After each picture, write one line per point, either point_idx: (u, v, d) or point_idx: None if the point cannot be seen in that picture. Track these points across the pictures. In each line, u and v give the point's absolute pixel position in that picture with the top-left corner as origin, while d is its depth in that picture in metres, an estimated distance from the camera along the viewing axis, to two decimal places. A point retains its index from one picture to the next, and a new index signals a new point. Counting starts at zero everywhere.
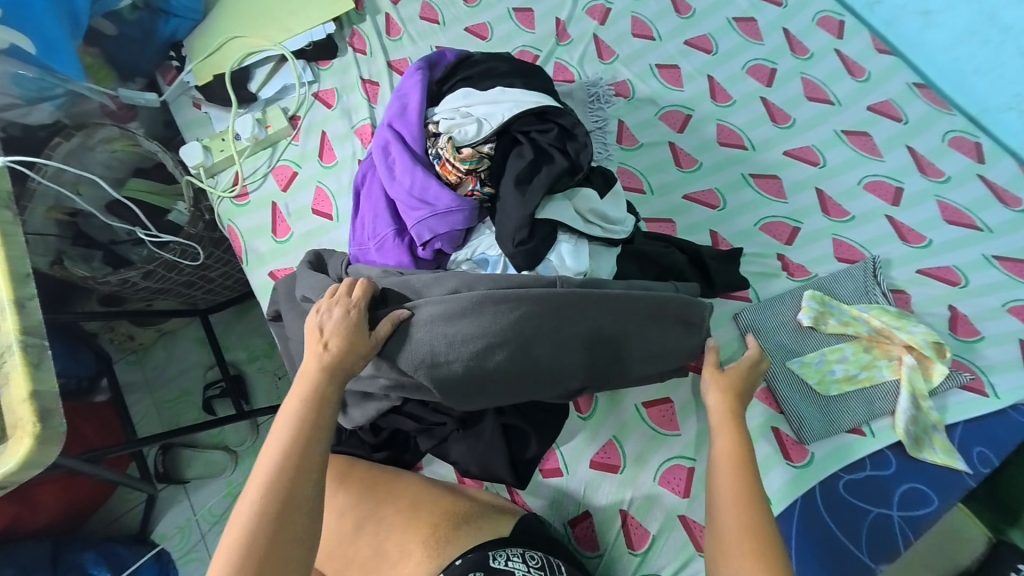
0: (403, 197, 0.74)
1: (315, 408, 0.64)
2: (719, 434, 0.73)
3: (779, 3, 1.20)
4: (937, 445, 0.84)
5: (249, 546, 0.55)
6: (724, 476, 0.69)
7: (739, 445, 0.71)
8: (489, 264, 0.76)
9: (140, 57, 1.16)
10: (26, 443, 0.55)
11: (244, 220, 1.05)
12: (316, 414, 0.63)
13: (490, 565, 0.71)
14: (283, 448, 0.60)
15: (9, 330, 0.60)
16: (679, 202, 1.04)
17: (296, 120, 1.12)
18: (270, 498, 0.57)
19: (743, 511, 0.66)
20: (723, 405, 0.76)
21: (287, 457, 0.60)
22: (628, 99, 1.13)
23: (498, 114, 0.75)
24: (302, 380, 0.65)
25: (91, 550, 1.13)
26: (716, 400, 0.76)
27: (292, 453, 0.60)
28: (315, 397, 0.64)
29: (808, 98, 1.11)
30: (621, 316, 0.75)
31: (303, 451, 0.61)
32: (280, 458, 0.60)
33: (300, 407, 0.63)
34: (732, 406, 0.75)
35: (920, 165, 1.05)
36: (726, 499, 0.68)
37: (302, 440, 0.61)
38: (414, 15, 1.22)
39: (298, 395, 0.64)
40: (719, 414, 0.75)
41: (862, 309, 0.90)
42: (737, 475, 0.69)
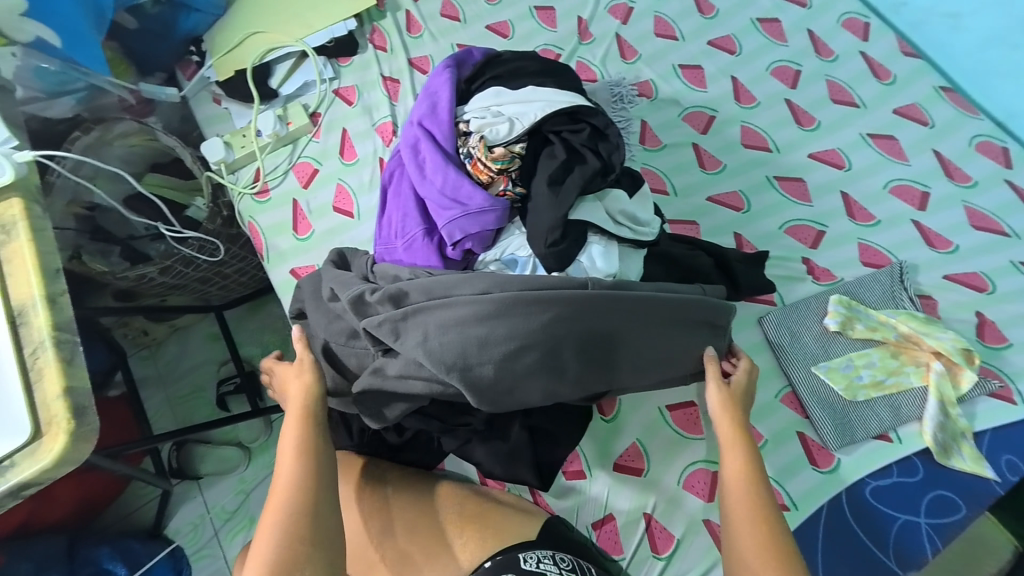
0: (434, 197, 0.73)
1: (311, 439, 0.71)
2: (727, 444, 0.73)
3: (804, 4, 1.19)
4: (965, 452, 0.83)
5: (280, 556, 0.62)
6: (735, 482, 0.69)
7: (747, 451, 0.71)
8: (518, 265, 0.75)
9: (160, 51, 1.15)
10: (62, 441, 0.55)
11: (264, 217, 1.04)
12: (315, 438, 0.71)
13: (521, 567, 0.70)
14: (291, 471, 0.68)
15: (42, 326, 0.59)
16: (703, 204, 1.03)
17: (317, 117, 1.12)
18: (289, 523, 0.64)
19: (757, 519, 0.66)
20: (727, 413, 0.74)
21: (296, 477, 0.68)
22: (651, 99, 1.12)
23: (530, 113, 0.74)
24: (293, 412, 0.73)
25: (106, 546, 1.12)
26: (720, 406, 0.75)
27: (300, 473, 0.68)
28: (306, 423, 0.72)
29: (833, 100, 1.10)
30: (652, 318, 0.74)
31: (310, 479, 0.68)
32: (286, 486, 0.67)
33: (296, 434, 0.71)
34: (733, 412, 0.74)
35: (947, 170, 1.04)
36: (742, 511, 0.67)
37: (307, 467, 0.69)
38: (435, 12, 1.21)
39: (294, 428, 0.72)
40: (724, 421, 0.74)
41: (889, 314, 0.90)
42: (750, 489, 0.68)
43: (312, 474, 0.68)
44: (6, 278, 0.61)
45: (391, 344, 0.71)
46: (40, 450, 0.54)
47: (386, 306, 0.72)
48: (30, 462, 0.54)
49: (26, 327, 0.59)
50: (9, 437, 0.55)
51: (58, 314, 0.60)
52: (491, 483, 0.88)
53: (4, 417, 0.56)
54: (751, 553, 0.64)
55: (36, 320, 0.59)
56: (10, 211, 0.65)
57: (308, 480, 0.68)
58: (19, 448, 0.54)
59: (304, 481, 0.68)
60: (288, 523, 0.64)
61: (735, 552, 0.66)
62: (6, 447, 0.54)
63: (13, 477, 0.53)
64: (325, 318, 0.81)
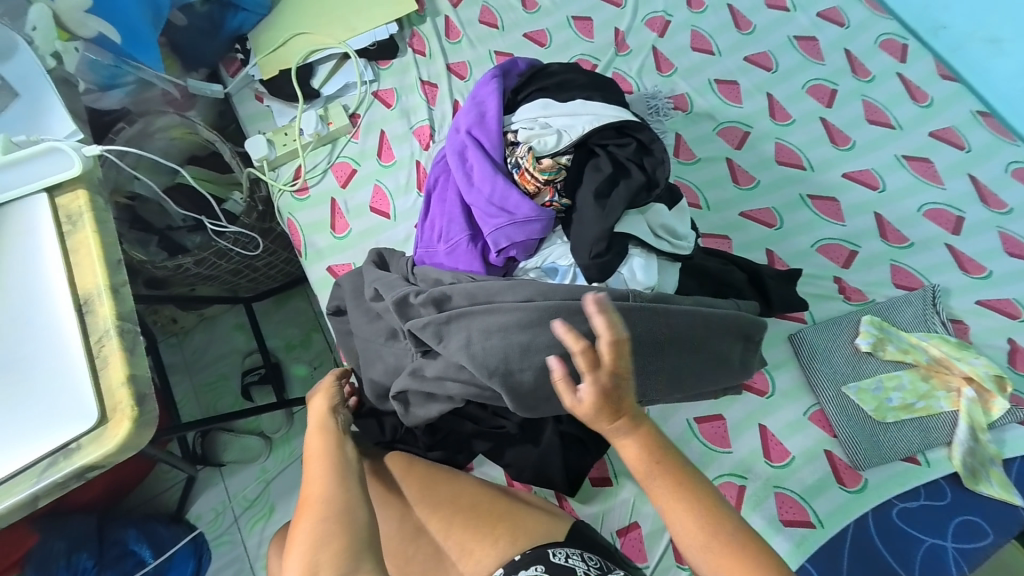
0: (481, 204, 0.75)
1: (335, 438, 0.73)
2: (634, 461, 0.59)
3: (841, 23, 1.20)
4: (994, 478, 0.84)
5: (318, 551, 0.60)
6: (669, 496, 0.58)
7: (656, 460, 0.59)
8: (558, 273, 0.77)
9: (206, 48, 1.18)
10: (126, 426, 0.57)
11: (303, 215, 1.06)
12: (338, 445, 0.73)
13: (551, 560, 0.72)
14: (320, 475, 0.68)
15: (107, 315, 0.61)
16: (736, 218, 1.04)
17: (356, 118, 1.14)
18: (325, 519, 0.63)
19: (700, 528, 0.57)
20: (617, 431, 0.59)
21: (327, 477, 0.68)
22: (686, 113, 1.13)
23: (578, 126, 0.76)
24: (315, 428, 0.75)
25: (134, 527, 1.14)
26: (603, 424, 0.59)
27: (330, 474, 0.68)
28: (329, 432, 0.74)
29: (868, 121, 1.11)
30: (686, 333, 0.75)
31: (340, 471, 0.69)
32: (318, 489, 0.67)
33: (321, 442, 0.72)
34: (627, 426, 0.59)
35: (982, 195, 1.04)
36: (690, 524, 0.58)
37: (335, 462, 0.70)
38: (474, 18, 1.23)
39: (317, 438, 0.73)
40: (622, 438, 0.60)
41: (921, 337, 0.91)
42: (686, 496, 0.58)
43: (337, 466, 0.70)
44: (72, 266, 0.63)
45: (433, 346, 0.73)
46: (105, 436, 0.57)
47: (429, 310, 0.73)
48: (95, 446, 0.56)
49: (92, 316, 0.61)
50: (73, 422, 0.57)
51: (121, 304, 0.62)
52: (517, 485, 0.90)
53: (70, 401, 0.58)
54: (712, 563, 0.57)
55: (102, 309, 0.61)
56: (76, 202, 0.66)
57: (337, 471, 0.69)
58: (87, 431, 0.56)
59: (332, 473, 0.69)
60: (320, 511, 0.64)
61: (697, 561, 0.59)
62: (72, 431, 0.56)
63: (79, 461, 0.55)
64: (366, 317, 0.84)
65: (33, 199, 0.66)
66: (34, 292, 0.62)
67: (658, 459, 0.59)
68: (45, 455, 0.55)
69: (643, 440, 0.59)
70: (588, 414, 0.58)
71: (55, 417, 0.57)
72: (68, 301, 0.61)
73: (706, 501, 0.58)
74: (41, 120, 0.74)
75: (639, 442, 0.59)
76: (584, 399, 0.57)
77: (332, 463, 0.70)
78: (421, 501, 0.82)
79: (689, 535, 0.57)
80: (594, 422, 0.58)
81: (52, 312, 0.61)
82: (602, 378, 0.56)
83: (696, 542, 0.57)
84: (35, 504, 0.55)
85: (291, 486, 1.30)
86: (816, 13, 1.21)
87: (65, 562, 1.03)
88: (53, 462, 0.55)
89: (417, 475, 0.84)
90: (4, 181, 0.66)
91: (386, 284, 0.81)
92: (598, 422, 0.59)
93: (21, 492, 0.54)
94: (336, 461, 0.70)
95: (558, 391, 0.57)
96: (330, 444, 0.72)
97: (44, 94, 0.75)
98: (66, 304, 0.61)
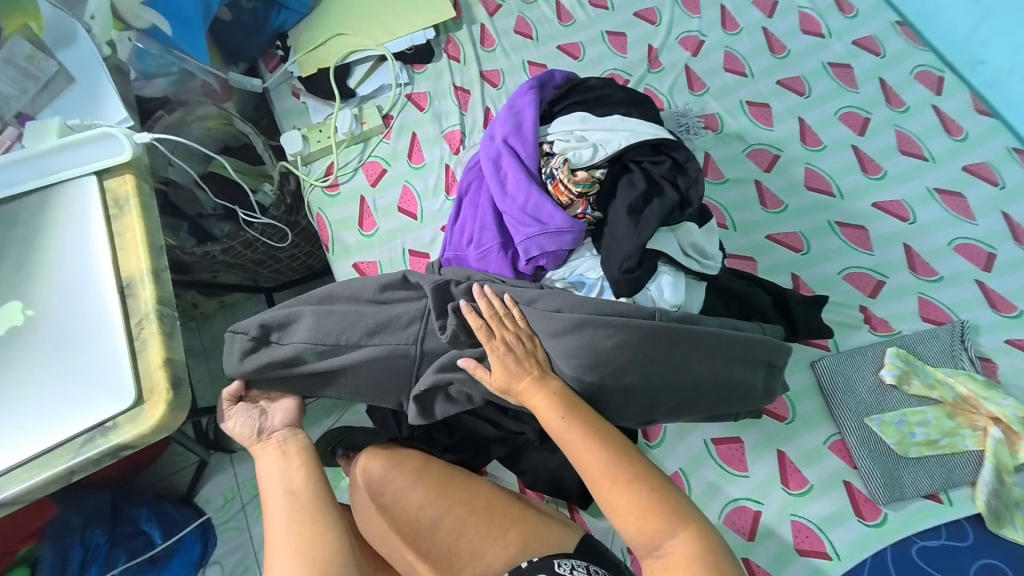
0: (514, 213, 0.76)
1: (282, 458, 0.70)
2: (566, 436, 0.66)
3: (877, 52, 1.20)
4: (1019, 522, 0.82)
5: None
6: (599, 465, 0.64)
7: (582, 426, 0.66)
8: (585, 286, 0.77)
9: (249, 44, 1.21)
10: (162, 408, 0.59)
11: (333, 211, 1.08)
12: (287, 465, 0.70)
13: (554, 570, 0.72)
14: (279, 504, 0.67)
15: (147, 299, 0.63)
16: (763, 241, 1.03)
17: (389, 119, 1.16)
18: (297, 551, 0.64)
19: (632, 491, 0.62)
20: (540, 403, 0.68)
21: (287, 505, 0.67)
22: (717, 133, 1.13)
23: (614, 141, 0.76)
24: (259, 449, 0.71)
25: (146, 507, 1.16)
26: (532, 396, 0.68)
27: (289, 501, 0.67)
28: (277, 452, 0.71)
29: (901, 151, 1.10)
30: (711, 355, 0.75)
31: (298, 497, 0.68)
32: (282, 519, 0.66)
33: (271, 465, 0.70)
34: (557, 399, 0.67)
35: (1015, 233, 1.02)
36: (621, 492, 0.63)
37: (292, 488, 0.68)
38: (509, 28, 1.25)
39: (267, 459, 0.71)
40: (552, 413, 0.67)
41: (948, 373, 0.89)
42: (616, 463, 0.64)
43: (290, 495, 0.68)
44: (117, 249, 0.65)
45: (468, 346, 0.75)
46: (142, 416, 0.59)
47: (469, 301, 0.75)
48: (132, 425, 0.58)
49: (133, 298, 0.63)
50: (110, 401, 0.59)
51: (162, 288, 0.64)
52: (530, 493, 0.91)
53: (107, 380, 0.59)
54: (640, 528, 0.62)
55: (143, 292, 0.63)
56: (124, 186, 0.69)
57: (295, 497, 0.68)
58: (123, 411, 0.58)
59: (290, 498, 0.68)
60: (292, 545, 0.65)
61: (630, 532, 0.62)
62: (110, 409, 0.58)
63: (115, 438, 0.57)
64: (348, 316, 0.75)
65: (84, 181, 0.68)
66: (79, 271, 0.64)
67: (567, 410, 0.66)
68: (83, 431, 0.57)
69: (550, 394, 0.68)
70: (499, 384, 0.69)
71: (91, 395, 0.59)
72: (110, 283, 0.63)
73: (619, 447, 0.65)
74: (96, 106, 0.77)
75: (548, 395, 0.68)
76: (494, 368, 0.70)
77: (284, 488, 0.68)
78: (427, 500, 0.81)
79: (604, 482, 0.63)
80: (503, 386, 0.69)
81: (95, 293, 0.63)
82: (499, 344, 0.70)
83: (608, 487, 0.63)
84: (70, 478, 0.57)
85: None
86: (852, 41, 1.21)
87: (80, 536, 1.07)
88: (90, 439, 0.57)
89: (422, 475, 0.83)
90: (59, 163, 0.68)
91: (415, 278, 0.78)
92: (507, 388, 0.69)
93: (59, 465, 0.56)
94: (287, 487, 0.68)
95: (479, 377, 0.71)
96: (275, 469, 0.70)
97: (98, 80, 0.78)
98: (109, 286, 0.63)
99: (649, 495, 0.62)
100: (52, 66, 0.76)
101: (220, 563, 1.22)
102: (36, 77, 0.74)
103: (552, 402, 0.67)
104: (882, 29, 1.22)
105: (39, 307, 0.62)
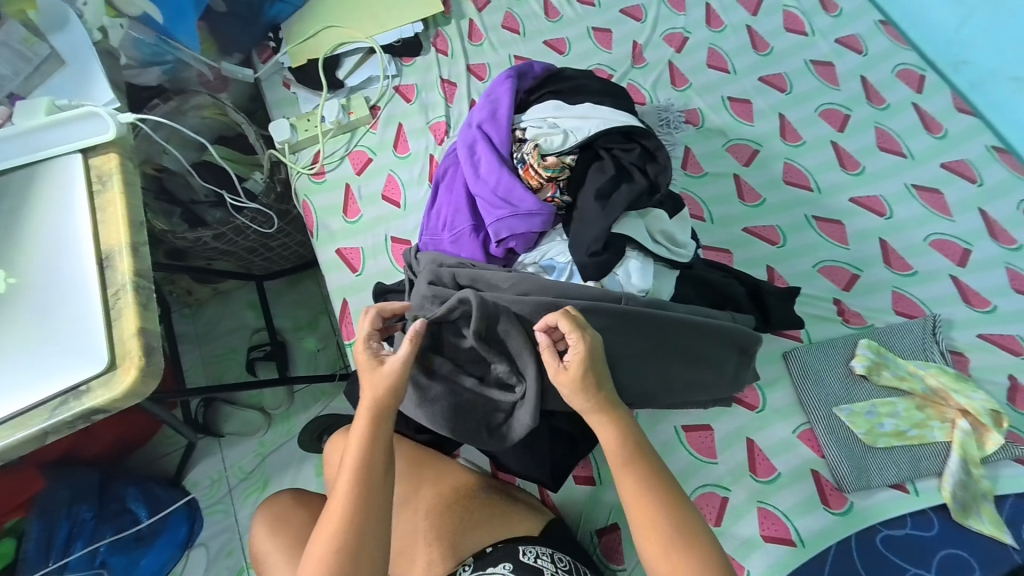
0: (486, 196, 0.78)
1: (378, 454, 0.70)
2: (624, 471, 0.68)
3: (860, 51, 1.21)
4: (985, 514, 0.82)
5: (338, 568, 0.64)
6: (644, 513, 0.66)
7: (642, 465, 0.68)
8: (556, 270, 0.79)
9: (244, 34, 1.23)
10: (133, 374, 0.61)
11: (320, 198, 1.11)
12: (373, 457, 0.69)
13: (519, 559, 0.75)
14: (354, 490, 0.67)
15: (126, 271, 0.65)
16: (741, 234, 1.04)
17: (376, 110, 1.18)
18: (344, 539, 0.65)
19: (667, 546, 0.65)
20: (610, 433, 0.68)
21: (358, 501, 0.67)
22: (698, 128, 1.15)
23: (585, 129, 0.78)
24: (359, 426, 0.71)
25: (134, 486, 1.18)
26: (603, 425, 0.68)
27: (361, 498, 0.67)
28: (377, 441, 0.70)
29: (881, 148, 1.11)
30: (680, 341, 0.76)
31: (369, 495, 0.67)
32: (346, 504, 0.67)
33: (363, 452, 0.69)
34: (628, 435, 0.68)
35: (993, 231, 1.03)
36: (657, 544, 0.65)
37: (368, 482, 0.68)
38: (497, 24, 1.27)
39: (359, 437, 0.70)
40: (619, 447, 0.68)
41: (919, 365, 0.90)
42: (663, 512, 0.66)
43: (372, 533, 0.66)
44: (99, 223, 0.68)
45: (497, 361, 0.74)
46: (114, 380, 0.61)
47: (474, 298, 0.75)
48: (104, 390, 0.60)
49: (111, 270, 0.65)
50: (84, 366, 0.61)
51: (140, 261, 0.66)
52: (501, 476, 0.91)
53: (84, 346, 0.62)
54: None
55: (122, 264, 0.65)
56: (108, 164, 0.71)
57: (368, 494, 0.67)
58: (96, 376, 0.60)
59: (362, 493, 0.67)
60: (344, 531, 0.65)
61: None
62: (83, 373, 0.60)
63: (87, 401, 0.59)
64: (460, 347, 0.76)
65: (69, 158, 0.70)
66: (64, 243, 0.66)
67: (625, 444, 0.68)
68: (57, 394, 0.59)
69: (620, 430, 0.68)
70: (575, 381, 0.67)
71: (66, 360, 0.61)
72: (91, 254, 0.65)
73: (657, 479, 0.68)
74: (85, 88, 0.80)
75: (618, 432, 0.68)
76: (569, 366, 0.67)
77: (364, 513, 0.66)
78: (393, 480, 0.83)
79: (640, 502, 0.67)
80: (573, 392, 0.68)
81: (76, 263, 0.65)
82: (587, 346, 0.66)
83: (641, 516, 0.66)
84: (44, 440, 0.60)
85: (288, 462, 1.31)
86: (836, 40, 1.22)
87: (67, 511, 1.09)
88: (63, 402, 0.59)
89: None
90: (47, 139, 0.70)
91: (437, 276, 0.77)
92: (591, 395, 0.67)
93: (33, 426, 0.58)
94: (371, 523, 0.66)
95: (545, 358, 0.68)
96: (357, 498, 0.67)
97: (89, 63, 0.81)
98: (88, 257, 0.65)
99: (678, 528, 0.66)
100: (45, 48, 0.79)
101: (207, 545, 1.24)
102: (29, 60, 0.78)
103: (619, 438, 0.68)
104: (866, 29, 1.23)
105: (24, 276, 0.65)
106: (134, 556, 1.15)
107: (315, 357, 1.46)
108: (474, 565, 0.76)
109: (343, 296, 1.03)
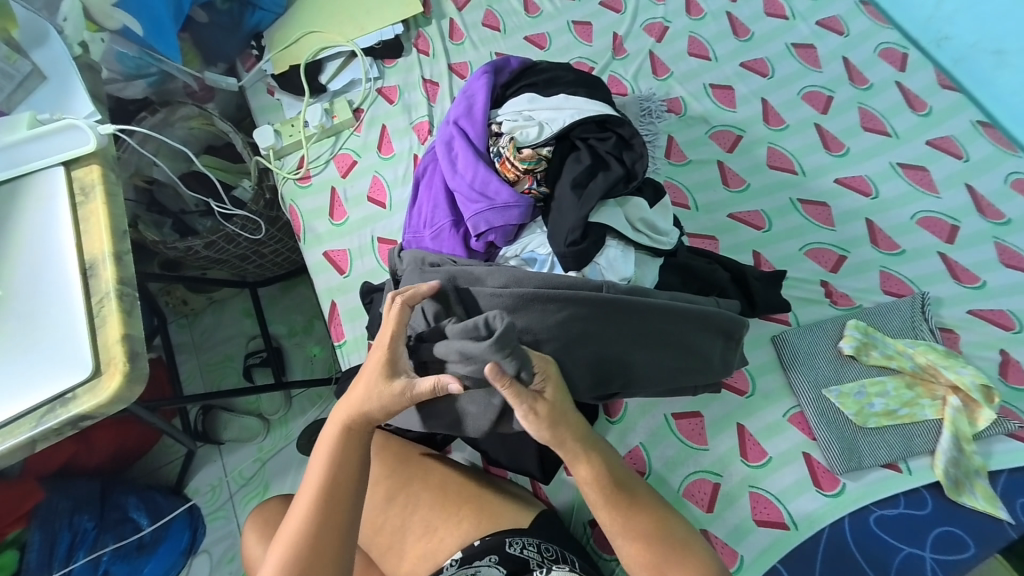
0: (463, 189, 0.79)
1: (343, 454, 0.66)
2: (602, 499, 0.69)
3: (841, 32, 1.20)
4: (979, 491, 0.82)
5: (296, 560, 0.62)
6: (627, 536, 0.69)
7: (615, 488, 0.70)
8: (537, 262, 0.79)
9: (226, 43, 1.24)
10: (118, 379, 0.62)
11: (305, 202, 1.12)
12: (341, 462, 0.66)
13: (506, 551, 0.75)
14: (320, 490, 0.65)
15: (109, 278, 0.66)
16: (725, 220, 1.04)
17: (360, 112, 1.19)
18: (301, 534, 0.63)
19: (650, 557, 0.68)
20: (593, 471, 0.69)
21: (321, 499, 0.64)
22: (680, 116, 1.14)
23: (560, 120, 0.79)
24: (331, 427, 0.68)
25: (134, 495, 1.19)
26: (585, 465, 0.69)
27: (323, 498, 0.65)
28: (342, 444, 0.67)
29: (865, 128, 1.11)
30: (663, 328, 0.76)
31: (332, 494, 0.65)
32: (310, 503, 0.64)
33: (331, 454, 0.66)
34: (602, 466, 0.69)
35: (979, 206, 1.02)
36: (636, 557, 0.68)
37: (330, 482, 0.65)
38: (477, 21, 1.27)
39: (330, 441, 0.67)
40: (596, 472, 0.69)
41: (907, 344, 0.90)
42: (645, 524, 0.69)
43: (326, 560, 0.63)
44: (82, 233, 0.68)
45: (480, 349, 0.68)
46: (99, 387, 0.61)
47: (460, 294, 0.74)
48: (90, 396, 0.61)
49: (95, 279, 0.66)
50: (70, 373, 0.62)
51: (123, 269, 0.67)
52: (494, 471, 0.92)
53: (70, 353, 0.63)
54: None
55: (105, 273, 0.66)
56: (90, 175, 0.72)
57: (326, 494, 0.65)
58: (81, 383, 0.61)
59: (324, 489, 0.65)
60: (300, 527, 0.63)
61: None
62: (69, 380, 0.61)
63: (74, 408, 0.61)
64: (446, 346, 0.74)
65: (52, 171, 0.71)
66: (48, 253, 0.67)
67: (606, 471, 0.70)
68: (43, 402, 0.61)
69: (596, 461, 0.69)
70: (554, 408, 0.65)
71: (53, 368, 0.62)
72: (75, 264, 0.66)
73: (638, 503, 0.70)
74: (66, 102, 0.81)
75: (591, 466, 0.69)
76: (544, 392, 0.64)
77: (332, 513, 0.64)
78: (380, 479, 0.84)
79: (618, 529, 0.69)
80: (548, 425, 0.65)
81: (61, 274, 0.66)
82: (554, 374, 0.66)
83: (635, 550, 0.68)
84: (33, 448, 0.61)
85: (286, 466, 1.32)
86: (816, 22, 1.22)
87: (68, 521, 1.10)
88: (50, 409, 0.61)
89: (375, 455, 0.86)
90: (27, 153, 0.71)
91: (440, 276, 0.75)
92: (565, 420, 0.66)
93: (20, 434, 0.59)
94: (326, 537, 0.63)
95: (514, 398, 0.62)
96: (318, 518, 0.64)
97: (70, 78, 0.83)
98: (72, 267, 0.66)
99: (659, 545, 0.68)
100: (27, 65, 0.80)
101: (209, 551, 1.25)
102: (11, 76, 0.78)
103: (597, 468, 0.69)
104: (847, 10, 1.23)
105: (8, 287, 0.66)
106: (136, 564, 1.16)
107: (312, 361, 1.47)
108: (461, 559, 0.76)
109: (331, 297, 1.04)
